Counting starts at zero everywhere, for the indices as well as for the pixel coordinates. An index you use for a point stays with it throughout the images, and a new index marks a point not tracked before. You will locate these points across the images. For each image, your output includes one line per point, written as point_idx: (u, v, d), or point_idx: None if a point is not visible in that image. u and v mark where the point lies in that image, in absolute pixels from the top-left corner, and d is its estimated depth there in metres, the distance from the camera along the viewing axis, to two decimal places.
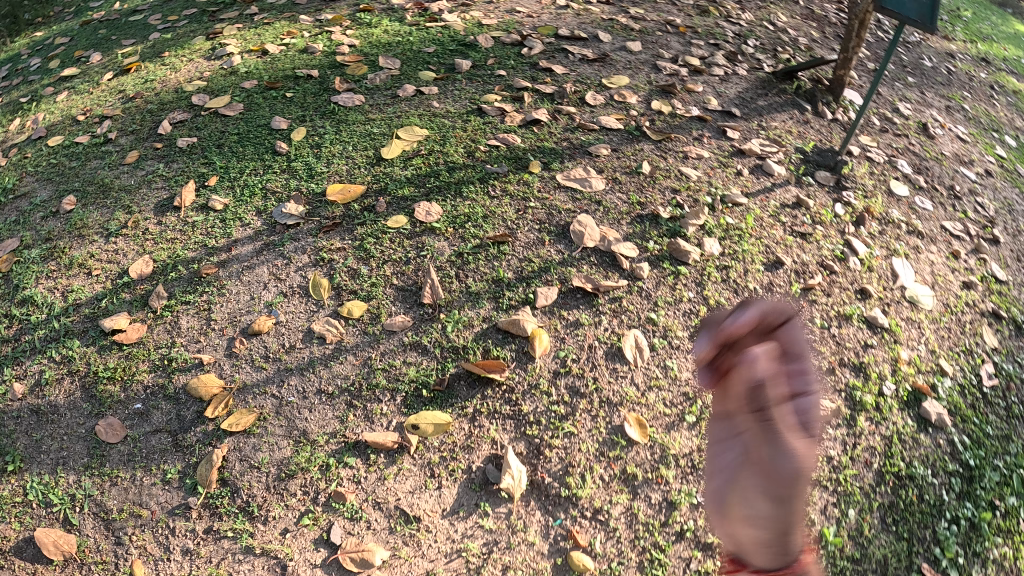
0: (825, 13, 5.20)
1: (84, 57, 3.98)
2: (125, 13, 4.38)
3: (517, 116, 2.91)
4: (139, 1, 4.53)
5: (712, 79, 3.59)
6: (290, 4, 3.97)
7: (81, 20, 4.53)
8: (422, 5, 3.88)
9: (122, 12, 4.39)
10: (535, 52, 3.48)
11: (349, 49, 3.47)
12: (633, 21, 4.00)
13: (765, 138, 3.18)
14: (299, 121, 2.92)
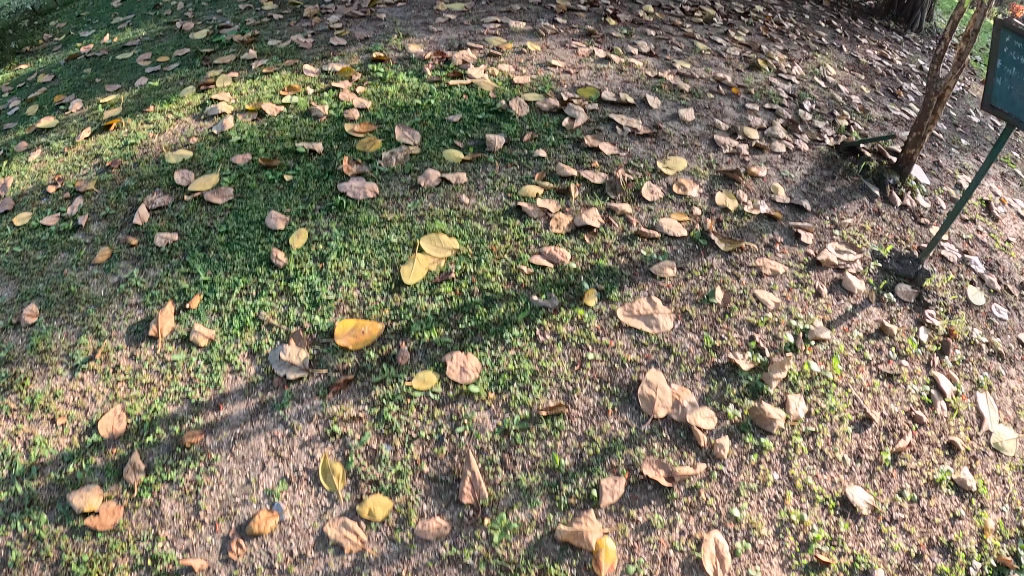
0: (871, 60, 4.81)
1: (64, 103, 3.56)
2: (114, 53, 3.97)
3: (564, 218, 2.35)
4: (130, 34, 4.14)
5: (774, 157, 3.16)
6: (295, 50, 3.52)
7: (67, 55, 4.13)
8: (443, 55, 3.40)
9: (111, 48, 4.03)
10: (579, 124, 2.95)
11: (360, 115, 2.92)
12: (682, 79, 3.54)
13: (840, 240, 2.77)
14: (300, 219, 2.34)
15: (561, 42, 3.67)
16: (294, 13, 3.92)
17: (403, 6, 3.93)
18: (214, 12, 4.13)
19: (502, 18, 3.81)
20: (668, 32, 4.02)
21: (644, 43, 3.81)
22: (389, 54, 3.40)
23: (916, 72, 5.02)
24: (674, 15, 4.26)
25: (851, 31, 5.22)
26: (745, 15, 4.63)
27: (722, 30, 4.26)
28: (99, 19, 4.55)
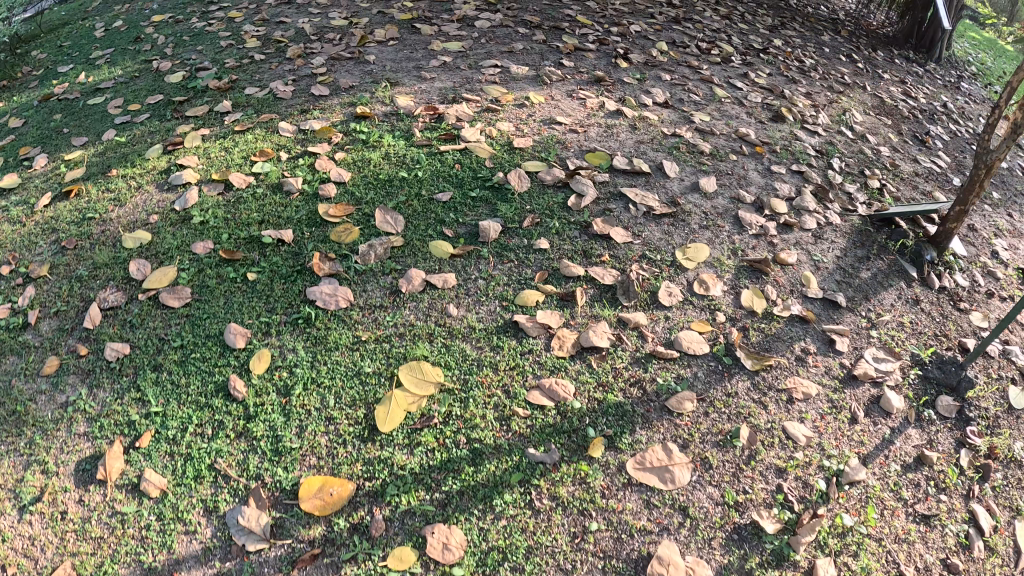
0: (896, 100, 4.53)
1: (28, 157, 3.30)
2: (86, 96, 3.70)
3: (568, 336, 2.01)
4: (106, 73, 3.89)
5: (804, 236, 2.74)
6: (273, 99, 3.15)
7: (41, 95, 3.89)
8: (434, 108, 2.91)
9: (85, 90, 3.77)
10: (585, 204, 2.42)
11: (337, 193, 2.48)
12: (700, 138, 3.07)
13: (879, 344, 2.48)
14: (262, 335, 2.03)
15: (568, 89, 3.23)
16: (277, 54, 3.60)
17: (395, 45, 3.61)
18: (194, 49, 3.85)
19: (503, 60, 3.46)
20: (684, 74, 3.65)
21: (658, 89, 3.40)
22: (374, 106, 2.98)
23: (941, 111, 4.78)
24: (690, 53, 3.90)
25: (871, 65, 4.96)
26: (764, 51, 4.29)
27: (741, 70, 3.89)
28: (77, 52, 4.29)
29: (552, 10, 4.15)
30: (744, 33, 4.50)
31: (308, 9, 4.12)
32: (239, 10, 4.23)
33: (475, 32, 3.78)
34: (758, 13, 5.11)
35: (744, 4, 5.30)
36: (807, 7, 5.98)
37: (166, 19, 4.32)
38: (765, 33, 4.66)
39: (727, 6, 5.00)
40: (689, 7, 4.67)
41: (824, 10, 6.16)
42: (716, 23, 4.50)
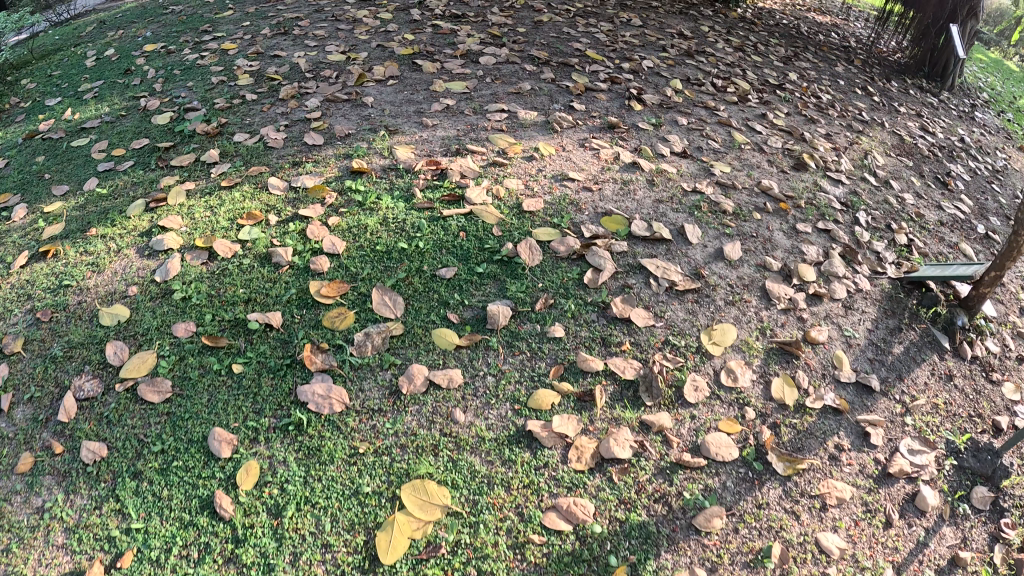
0: (915, 138, 4.40)
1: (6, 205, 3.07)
2: (71, 137, 3.49)
3: (587, 445, 1.84)
4: (94, 110, 3.68)
5: (834, 308, 2.59)
6: (263, 149, 2.90)
7: (25, 132, 3.68)
8: (436, 163, 2.67)
9: (70, 129, 3.56)
10: (602, 280, 2.20)
11: (330, 268, 2.18)
12: (722, 194, 2.85)
13: (913, 434, 2.36)
14: (249, 443, 1.81)
15: (580, 138, 2.99)
16: (270, 93, 3.38)
17: (395, 84, 3.40)
18: (185, 86, 3.65)
19: (509, 101, 3.24)
20: (701, 115, 3.46)
21: (675, 135, 3.18)
22: (371, 160, 2.72)
23: (959, 147, 4.68)
24: (704, 93, 3.74)
25: (886, 98, 4.85)
26: (780, 87, 4.15)
27: (759, 111, 3.72)
28: (65, 85, 4.12)
29: (561, 44, 3.98)
30: (757, 66, 4.35)
31: (304, 42, 3.93)
32: (232, 42, 4.04)
33: (479, 69, 3.59)
34: (770, 44, 4.95)
35: (756, 33, 5.15)
36: (817, 34, 5.88)
37: (157, 50, 4.15)
38: (776, 67, 4.47)
39: (739, 37, 4.85)
40: (701, 39, 4.53)
41: (835, 37, 6.09)
42: (728, 57, 4.34)
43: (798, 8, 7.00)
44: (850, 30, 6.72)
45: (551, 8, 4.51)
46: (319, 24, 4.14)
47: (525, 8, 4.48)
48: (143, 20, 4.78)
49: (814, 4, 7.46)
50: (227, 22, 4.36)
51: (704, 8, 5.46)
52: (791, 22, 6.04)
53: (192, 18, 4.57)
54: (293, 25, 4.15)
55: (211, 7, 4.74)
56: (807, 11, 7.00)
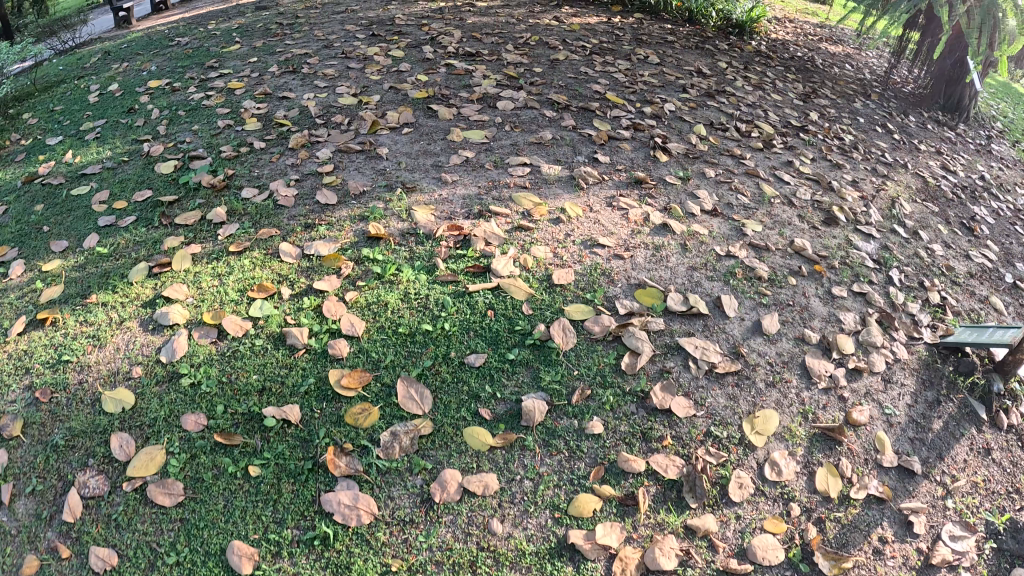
0: (938, 179, 4.36)
1: None
2: (71, 183, 3.33)
3: (633, 557, 1.72)
4: (96, 153, 3.54)
5: (874, 382, 2.52)
6: (274, 207, 2.72)
7: (24, 175, 3.53)
8: (458, 227, 2.51)
9: (70, 174, 3.41)
10: (640, 365, 2.11)
11: (349, 352, 2.04)
12: (755, 258, 2.77)
13: (955, 519, 2.25)
14: (271, 557, 1.67)
15: (609, 195, 2.90)
16: (279, 141, 3.25)
17: (409, 133, 3.26)
18: (189, 129, 3.53)
19: (528, 152, 3.15)
20: (728, 165, 3.42)
21: (705, 190, 3.12)
22: (388, 224, 2.56)
23: (980, 185, 4.61)
24: (726, 138, 3.72)
25: (905, 135, 4.92)
26: (803, 129, 4.16)
27: (785, 156, 3.75)
28: (66, 122, 4.01)
29: (580, 86, 3.93)
30: (779, 106, 4.41)
31: (313, 82, 3.83)
32: (238, 80, 3.95)
33: (497, 115, 3.50)
34: (789, 80, 5.05)
35: (772, 68, 5.25)
36: (832, 68, 5.99)
37: (162, 87, 4.07)
38: (801, 105, 4.59)
39: (756, 73, 4.91)
40: (721, 77, 4.57)
41: (850, 69, 6.21)
42: (750, 95, 4.38)
43: (812, 38, 7.10)
44: (863, 60, 6.77)
45: (566, 44, 4.45)
46: (328, 62, 4.04)
47: (541, 44, 4.42)
48: (147, 52, 4.89)
49: (826, 34, 7.53)
50: (234, 57, 4.31)
51: (719, 41, 5.51)
52: (805, 54, 6.17)
53: (197, 51, 4.59)
54: (302, 62, 4.05)
55: (217, 41, 4.80)
56: (820, 41, 7.07)
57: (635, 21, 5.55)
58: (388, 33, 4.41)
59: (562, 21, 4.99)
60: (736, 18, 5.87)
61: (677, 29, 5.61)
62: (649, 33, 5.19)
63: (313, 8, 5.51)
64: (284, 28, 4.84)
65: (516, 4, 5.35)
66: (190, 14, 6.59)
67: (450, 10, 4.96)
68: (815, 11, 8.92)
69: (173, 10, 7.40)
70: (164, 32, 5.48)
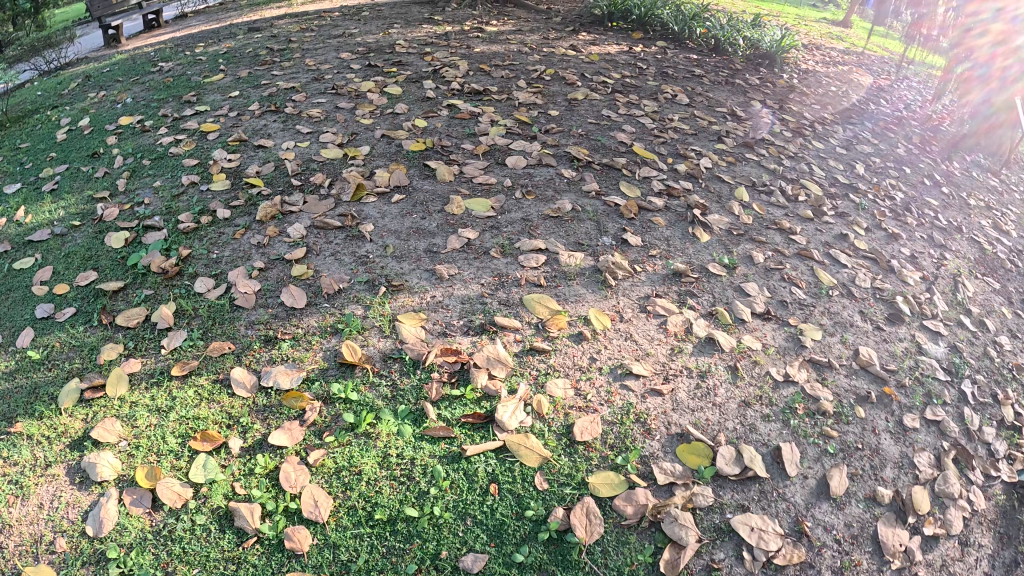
0: (994, 245, 3.86)
1: None
2: (14, 252, 2.88)
3: None
4: (52, 211, 3.12)
5: (950, 549, 2.09)
6: (230, 308, 2.31)
7: None
8: (455, 351, 2.04)
9: (16, 238, 2.97)
10: (684, 563, 1.66)
11: (312, 546, 1.60)
12: (818, 381, 2.39)
13: None
14: None
15: (644, 293, 2.42)
16: (246, 210, 2.79)
17: (404, 200, 2.76)
18: (149, 186, 3.17)
19: (542, 229, 2.63)
20: (779, 241, 2.98)
21: (754, 283, 2.65)
22: (367, 341, 2.10)
23: None
24: (770, 206, 3.23)
25: (953, 187, 4.45)
26: (852, 187, 3.75)
27: (837, 228, 3.27)
28: (27, 165, 3.62)
29: (602, 134, 3.44)
30: (823, 157, 3.98)
31: (296, 127, 3.39)
32: (214, 121, 3.60)
33: (503, 174, 2.99)
34: (828, 123, 4.60)
35: (808, 107, 4.77)
36: (868, 104, 5.40)
37: (132, 125, 3.77)
38: (842, 153, 4.17)
39: (793, 113, 4.46)
40: (757, 121, 4.12)
41: (886, 103, 5.65)
42: (792, 145, 3.96)
43: (842, 66, 6.46)
44: (897, 91, 6.16)
45: (585, 80, 3.97)
46: (317, 99, 3.68)
47: (556, 80, 3.93)
48: (127, 79, 4.58)
49: (856, 61, 6.91)
50: (214, 90, 3.97)
51: (749, 75, 4.97)
52: (839, 88, 5.60)
53: (177, 80, 4.26)
54: (286, 100, 3.68)
55: (200, 67, 4.45)
56: (851, 69, 6.45)
57: (659, 49, 5.00)
58: (386, 63, 3.99)
59: (580, 50, 4.49)
60: (766, 48, 5.33)
61: (703, 59, 5.06)
62: (675, 65, 4.69)
63: (309, 30, 5.03)
64: (274, 54, 4.44)
65: (529, 29, 4.83)
66: (182, 33, 6.13)
67: (456, 36, 4.47)
68: (839, 35, 8.30)
69: (167, 27, 6.95)
70: (150, 54, 5.15)
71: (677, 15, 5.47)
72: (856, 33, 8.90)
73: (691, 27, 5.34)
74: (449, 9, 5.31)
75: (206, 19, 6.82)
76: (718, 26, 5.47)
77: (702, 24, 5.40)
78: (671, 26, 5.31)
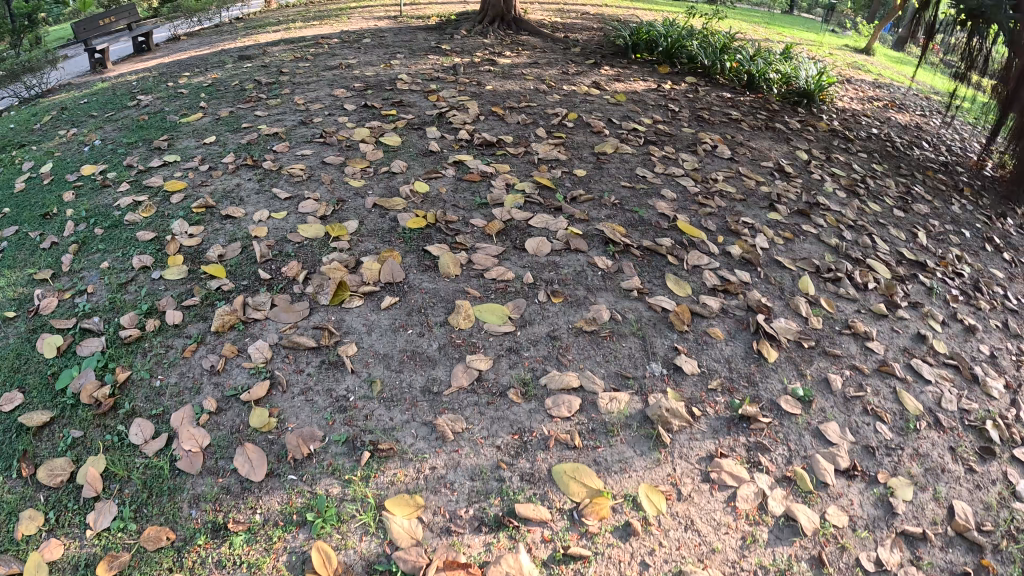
0: None
1: None
2: None
3: None
4: None
5: None
6: (171, 470, 1.83)
7: None
8: (462, 564, 1.52)
9: None
10: None
11: None
12: (915, 565, 1.85)
13: None
14: None
15: (703, 448, 1.91)
16: (202, 313, 2.29)
17: (398, 303, 2.19)
18: (95, 268, 2.69)
19: (575, 350, 2.08)
20: (853, 351, 2.50)
21: (836, 423, 2.16)
22: (347, 542, 1.59)
23: None
24: (837, 299, 2.73)
25: (1015, 252, 3.79)
26: (918, 265, 3.24)
27: (912, 326, 2.79)
28: None
29: (638, 202, 2.87)
30: (883, 224, 3.44)
31: (272, 190, 2.88)
32: (182, 176, 3.15)
33: (522, 264, 2.38)
34: (878, 176, 4.00)
35: (855, 156, 4.16)
36: (912, 149, 4.73)
37: (93, 176, 3.38)
38: (900, 217, 3.61)
39: (842, 166, 3.89)
40: (807, 178, 3.57)
41: (926, 146, 4.94)
42: (848, 209, 3.41)
43: (876, 103, 5.77)
44: (935, 131, 5.47)
45: (614, 126, 3.48)
46: (301, 150, 3.18)
47: (580, 128, 3.42)
48: (101, 115, 4.22)
49: (887, 96, 6.18)
50: (189, 133, 3.57)
51: (789, 116, 4.33)
52: (880, 130, 4.91)
53: (152, 119, 3.90)
54: (265, 152, 3.21)
55: (179, 103, 4.07)
56: (884, 106, 5.74)
57: (689, 86, 4.38)
58: (385, 104, 3.54)
59: (605, 87, 3.94)
60: (805, 86, 4.62)
61: (737, 98, 4.42)
62: (709, 106, 4.07)
63: (302, 59, 4.54)
64: (261, 89, 4.00)
65: (546, 61, 4.26)
66: (169, 59, 5.59)
67: (465, 69, 3.96)
68: (862, 64, 7.58)
69: (157, 50, 6.41)
70: (130, 84, 4.81)
71: (706, 46, 4.83)
72: (880, 62, 8.19)
73: (723, 60, 4.68)
74: (457, 36, 4.75)
75: (198, 42, 6.36)
76: (751, 60, 4.81)
77: (733, 56, 4.75)
78: (700, 59, 4.66)
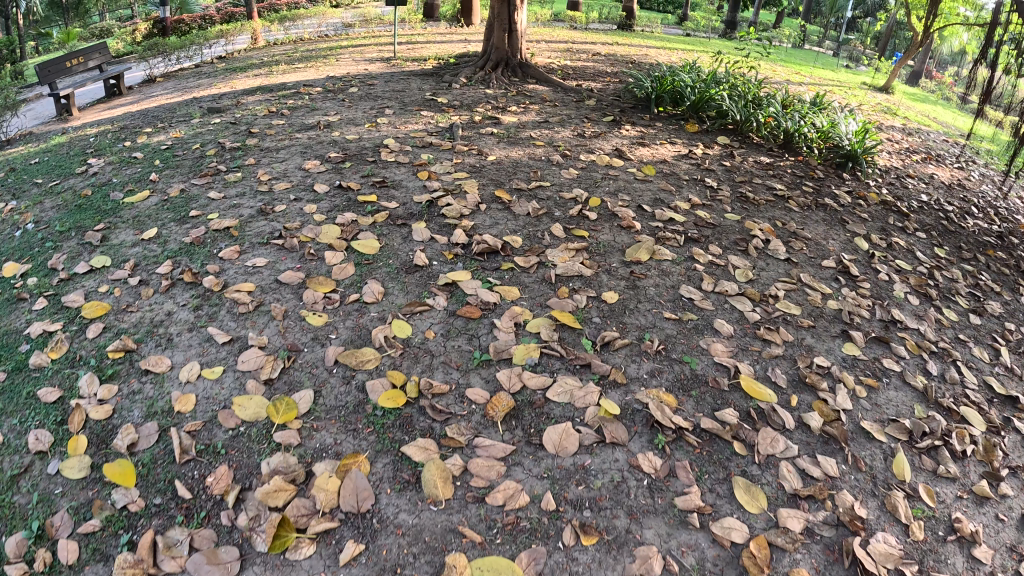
0: None
1: None
2: None
3: None
4: None
5: None
6: None
7: None
8: None
9: None
10: None
11: None
12: None
13: None
14: None
15: None
16: (103, 549, 1.62)
17: (363, 554, 1.53)
18: None
19: None
20: (956, 566, 1.75)
21: None
22: None
23: None
24: (935, 481, 2.03)
25: None
26: (1010, 401, 2.49)
27: (1018, 508, 2.01)
28: None
29: (687, 346, 2.21)
30: (961, 339, 2.78)
31: (208, 327, 2.21)
32: (106, 293, 2.50)
33: (539, 473, 1.74)
34: (944, 265, 3.33)
35: (915, 237, 3.47)
36: (966, 218, 4.02)
37: (10, 281, 2.71)
38: (975, 325, 2.93)
39: (905, 256, 3.22)
40: (875, 281, 2.92)
41: (978, 211, 4.24)
42: (927, 325, 2.76)
43: (914, 155, 5.04)
44: (978, 189, 4.71)
45: (644, 215, 2.83)
46: (254, 258, 2.50)
47: (607, 222, 2.74)
48: (40, 187, 3.54)
49: (921, 144, 5.48)
50: (132, 221, 2.94)
51: (837, 186, 3.63)
52: (927, 194, 4.20)
53: (95, 195, 3.26)
54: (209, 260, 2.54)
55: (131, 172, 3.40)
56: (924, 158, 5.03)
57: (724, 149, 3.69)
58: (365, 182, 2.92)
59: (630, 155, 3.32)
60: (848, 145, 3.89)
61: (777, 163, 3.70)
62: (749, 177, 3.42)
63: (278, 114, 3.88)
64: (223, 156, 3.37)
65: (560, 119, 3.66)
66: (137, 106, 4.88)
67: (463, 131, 3.38)
68: (887, 104, 6.83)
69: (128, 93, 5.68)
70: (89, 140, 4.09)
71: (736, 98, 4.10)
72: (904, 101, 7.44)
73: (756, 115, 3.94)
74: (457, 85, 4.11)
75: (173, 83, 5.65)
76: (786, 113, 4.09)
77: (767, 109, 4.02)
78: (733, 114, 3.93)
